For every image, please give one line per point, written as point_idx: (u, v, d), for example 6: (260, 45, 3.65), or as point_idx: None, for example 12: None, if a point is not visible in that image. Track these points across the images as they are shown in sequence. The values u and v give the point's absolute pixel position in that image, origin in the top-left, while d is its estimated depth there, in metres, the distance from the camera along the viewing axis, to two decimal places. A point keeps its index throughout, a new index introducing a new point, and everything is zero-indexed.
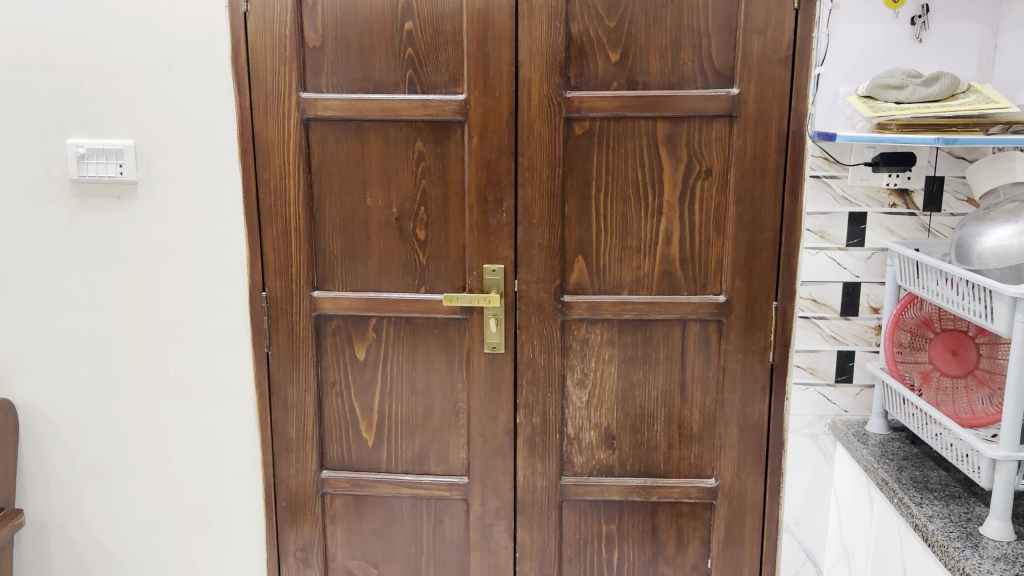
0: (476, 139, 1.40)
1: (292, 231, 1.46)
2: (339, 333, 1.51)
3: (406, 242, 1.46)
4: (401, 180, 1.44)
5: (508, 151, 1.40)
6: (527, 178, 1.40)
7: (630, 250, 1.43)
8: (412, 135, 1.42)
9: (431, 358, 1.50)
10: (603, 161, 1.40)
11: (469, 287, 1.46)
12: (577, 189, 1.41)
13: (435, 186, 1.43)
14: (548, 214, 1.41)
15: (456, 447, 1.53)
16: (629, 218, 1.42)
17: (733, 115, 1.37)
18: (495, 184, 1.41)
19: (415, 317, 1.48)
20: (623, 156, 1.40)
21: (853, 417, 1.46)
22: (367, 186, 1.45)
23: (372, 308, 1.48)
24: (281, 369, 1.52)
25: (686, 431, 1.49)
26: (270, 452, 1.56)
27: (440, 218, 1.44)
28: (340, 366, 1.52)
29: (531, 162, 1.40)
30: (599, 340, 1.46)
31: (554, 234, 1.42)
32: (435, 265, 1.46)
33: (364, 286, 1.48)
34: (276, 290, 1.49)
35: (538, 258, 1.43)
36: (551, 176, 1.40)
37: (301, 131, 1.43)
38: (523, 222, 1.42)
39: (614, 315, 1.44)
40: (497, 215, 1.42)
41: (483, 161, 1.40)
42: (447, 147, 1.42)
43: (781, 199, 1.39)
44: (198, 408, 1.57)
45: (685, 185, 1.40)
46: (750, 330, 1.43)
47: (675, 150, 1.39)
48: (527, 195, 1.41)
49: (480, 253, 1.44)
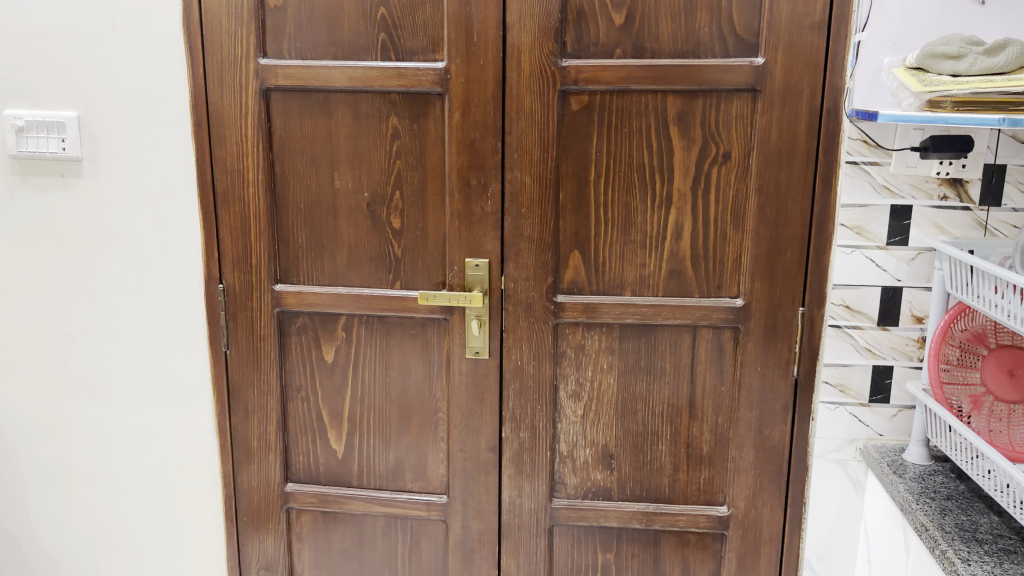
0: (458, 114, 1.22)
1: (251, 216, 1.30)
2: (304, 332, 1.34)
3: (380, 231, 1.28)
4: (374, 160, 1.26)
5: (495, 129, 1.21)
6: (515, 160, 1.22)
7: (633, 244, 1.24)
8: (385, 108, 1.24)
9: (407, 363, 1.33)
10: (604, 141, 1.21)
11: (450, 284, 1.28)
12: (573, 174, 1.23)
13: (412, 168, 1.26)
14: (539, 202, 1.23)
15: (434, 462, 1.36)
16: (633, 208, 1.23)
17: (756, 89, 1.17)
18: (479, 166, 1.23)
19: (388, 316, 1.31)
20: (626, 137, 1.21)
21: (888, 442, 1.26)
22: (335, 167, 1.27)
23: (341, 305, 1.31)
24: (242, 370, 1.36)
25: (694, 452, 1.30)
26: (230, 460, 1.40)
27: (417, 204, 1.27)
28: (306, 368, 1.35)
29: (521, 142, 1.21)
30: (597, 347, 1.28)
31: (546, 225, 1.24)
32: (411, 258, 1.29)
33: (332, 280, 1.31)
34: (235, 282, 1.33)
35: (528, 251, 1.25)
36: (543, 157, 1.21)
37: (261, 103, 1.26)
38: (511, 210, 1.24)
39: (614, 319, 1.25)
40: (481, 202, 1.24)
41: (466, 140, 1.22)
42: (425, 124, 1.24)
43: (811, 188, 1.19)
44: (153, 410, 1.42)
45: (698, 171, 1.21)
46: (772, 339, 1.24)
47: (687, 130, 1.19)
48: (515, 180, 1.23)
49: (463, 245, 1.26)
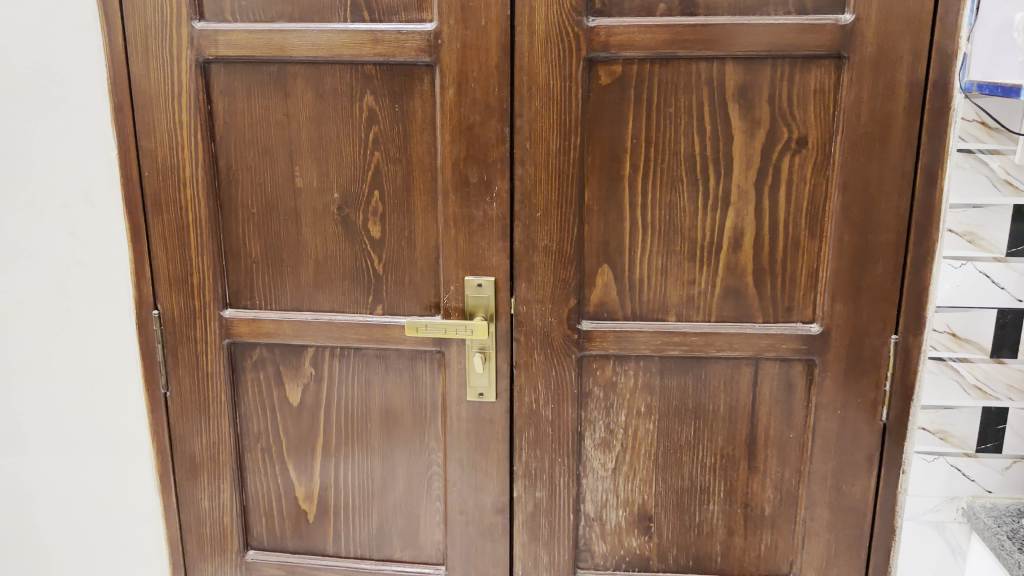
0: (452, 91, 0.94)
1: (190, 225, 1.02)
2: (262, 366, 1.07)
3: (353, 242, 1.01)
4: (344, 152, 0.98)
5: (500, 111, 0.93)
6: (527, 151, 0.94)
7: (677, 257, 0.97)
8: (357, 85, 0.96)
9: (392, 405, 1.06)
10: (642, 125, 0.93)
11: (444, 308, 1.01)
12: (601, 166, 0.95)
13: (394, 162, 0.98)
14: (558, 204, 0.96)
15: (427, 526, 1.10)
16: (678, 210, 0.95)
17: (841, 56, 0.90)
18: (480, 159, 0.95)
19: (367, 348, 1.04)
20: (669, 120, 0.93)
21: (999, 500, 1.00)
22: (294, 160, 0.99)
23: (307, 335, 1.03)
24: (187, 415, 1.10)
25: (753, 513, 1.04)
26: (176, 525, 1.14)
27: (401, 208, 0.99)
28: (266, 412, 1.09)
29: (534, 127, 0.94)
30: (631, 386, 1.01)
31: (566, 233, 0.96)
32: (395, 276, 1.01)
33: (295, 304, 1.04)
34: (174, 307, 1.05)
35: (544, 267, 0.98)
36: (562, 147, 0.94)
37: (197, 80, 0.98)
38: (522, 215, 0.96)
39: (654, 351, 0.99)
40: (483, 205, 0.96)
41: (463, 125, 0.94)
42: (408, 105, 0.96)
43: (911, 184, 0.92)
44: (79, 463, 1.15)
45: (764, 162, 0.93)
46: (855, 375, 0.98)
47: (749, 109, 0.92)
48: (527, 176, 0.95)
49: (460, 260, 0.99)
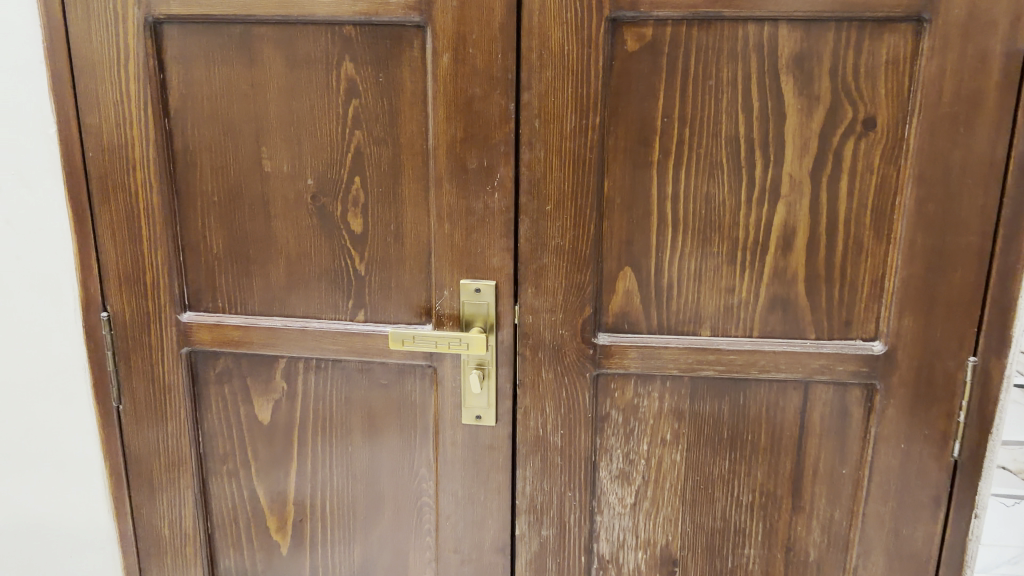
0: (447, 59, 0.78)
1: (142, 215, 0.87)
2: (228, 379, 0.92)
3: (330, 236, 0.85)
4: (319, 131, 0.83)
5: (505, 83, 0.78)
6: (537, 132, 0.79)
7: (714, 261, 0.81)
8: (334, 50, 0.80)
9: (377, 426, 0.91)
10: (675, 101, 0.77)
11: (437, 317, 0.86)
12: (625, 151, 0.79)
13: (378, 143, 0.82)
14: (572, 195, 0.80)
15: (417, 564, 0.95)
16: (716, 204, 0.80)
17: (922, 18, 0.73)
18: (480, 141, 0.79)
19: (348, 360, 0.89)
20: (708, 96, 0.77)
21: None
22: (261, 140, 0.84)
23: (277, 345, 0.89)
24: (143, 432, 0.95)
25: (796, 560, 0.89)
26: (132, 554, 1.00)
27: (387, 198, 0.84)
28: (233, 430, 0.94)
29: (545, 103, 0.78)
30: (656, 411, 0.86)
31: (582, 231, 0.81)
32: (380, 277, 0.86)
33: (264, 309, 0.89)
34: (126, 309, 0.91)
35: (554, 270, 0.82)
36: (579, 128, 0.78)
37: (147, 43, 0.82)
38: (529, 209, 0.81)
39: (684, 371, 0.83)
40: (484, 196, 0.81)
41: (461, 100, 0.79)
42: (395, 75, 0.80)
43: (1002, 176, 0.76)
44: (25, 482, 1.02)
45: (822, 148, 0.77)
46: (923, 403, 0.82)
47: (806, 83, 0.76)
48: (536, 162, 0.79)
49: (457, 260, 0.83)
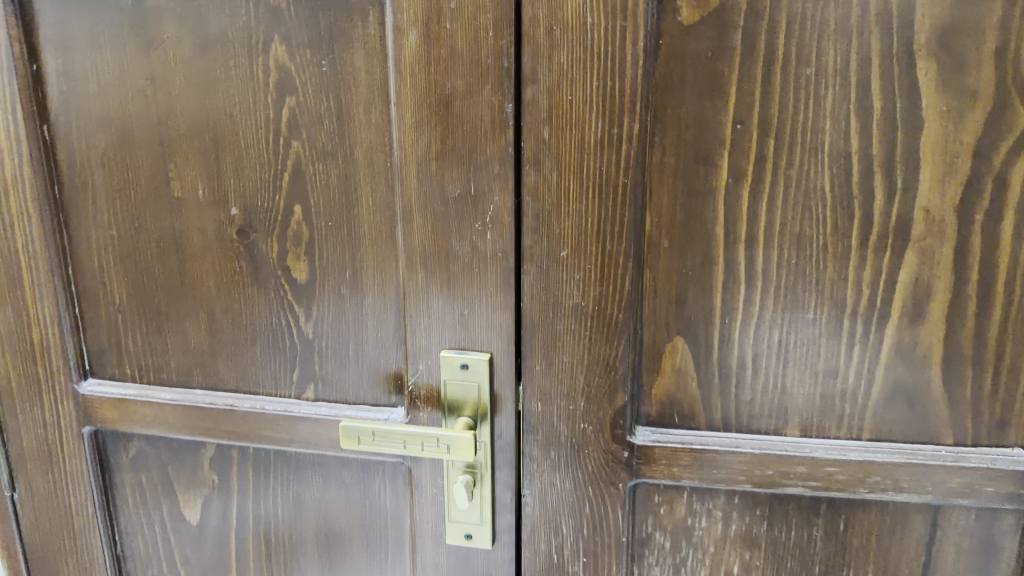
0: (416, 39, 0.54)
1: (21, 254, 0.65)
2: (146, 466, 0.70)
3: (264, 286, 0.62)
4: (244, 141, 0.59)
5: (497, 74, 0.53)
6: (546, 144, 0.54)
7: (807, 331, 0.56)
8: (259, 27, 0.56)
9: (335, 537, 0.67)
10: (752, 99, 0.52)
11: (410, 398, 0.62)
12: (677, 171, 0.54)
13: (324, 159, 0.58)
14: (598, 236, 0.55)
15: None
16: (811, 251, 0.54)
17: None
18: (465, 157, 0.55)
19: (295, 451, 0.66)
20: (802, 90, 0.51)
21: None
22: (169, 154, 0.61)
23: (202, 428, 0.66)
24: (43, 528, 0.74)
25: None
26: None
27: (339, 236, 0.60)
28: (155, 530, 0.72)
29: (558, 102, 0.53)
30: (718, 536, 0.61)
31: (613, 288, 0.56)
32: (332, 343, 0.62)
33: (186, 379, 0.66)
34: (10, 374, 0.69)
35: (572, 341, 0.57)
36: (608, 138, 0.53)
37: (12, 21, 0.60)
38: (536, 255, 0.56)
39: (759, 485, 0.58)
40: (472, 235, 0.57)
41: (436, 98, 0.54)
42: (344, 61, 0.56)
43: None
44: None
45: (977, 169, 0.51)
46: None
47: (957, 72, 0.50)
48: (546, 188, 0.55)
49: (436, 323, 0.59)
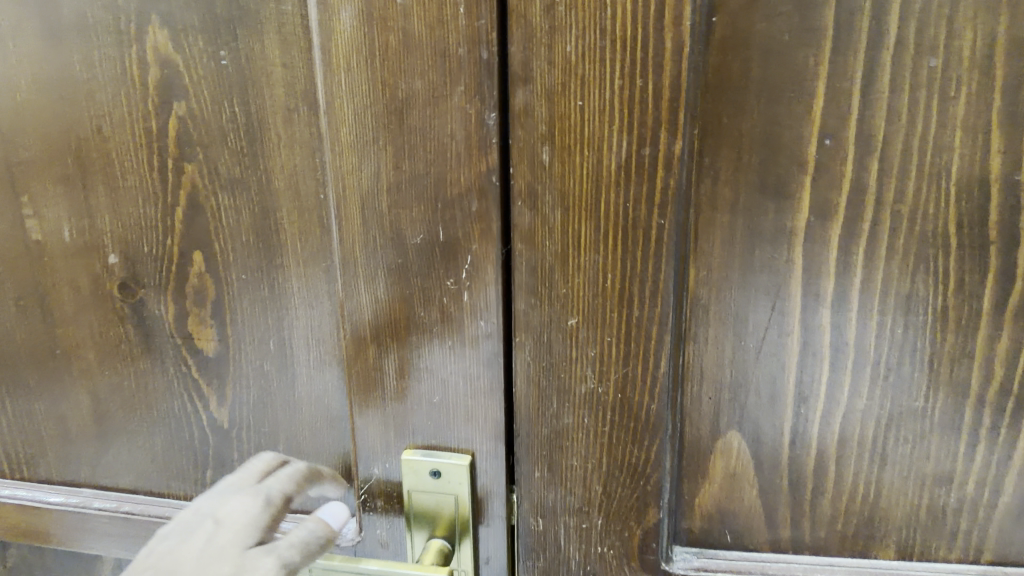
0: (353, 19, 0.36)
1: None
2: (38, 575, 0.56)
3: (161, 358, 0.46)
4: (122, 164, 0.43)
5: (473, 72, 0.36)
6: (546, 172, 0.37)
7: (912, 425, 0.40)
8: (127, 4, 0.39)
9: None
10: (848, 104, 0.36)
11: (363, 509, 0.46)
12: (737, 208, 0.38)
13: (232, 190, 0.41)
14: (620, 299, 0.39)
15: None
16: (924, 318, 0.38)
17: None
18: (428, 190, 0.39)
19: None
20: (922, 90, 0.35)
21: None
22: (22, 182, 0.45)
23: (95, 538, 0.51)
24: None
25: None
26: None
27: (256, 296, 0.43)
28: None
29: (562, 112, 0.36)
30: None
31: (642, 370, 0.40)
32: (257, 433, 0.46)
33: (69, 474, 0.51)
34: None
35: (585, 440, 0.41)
36: (636, 163, 0.36)
37: None
38: (533, 325, 0.40)
39: None
40: (442, 297, 0.40)
41: (384, 106, 0.38)
42: (251, 52, 0.39)
43: None
44: None
45: None
46: None
47: None
48: (546, 233, 0.38)
49: (394, 416, 0.43)
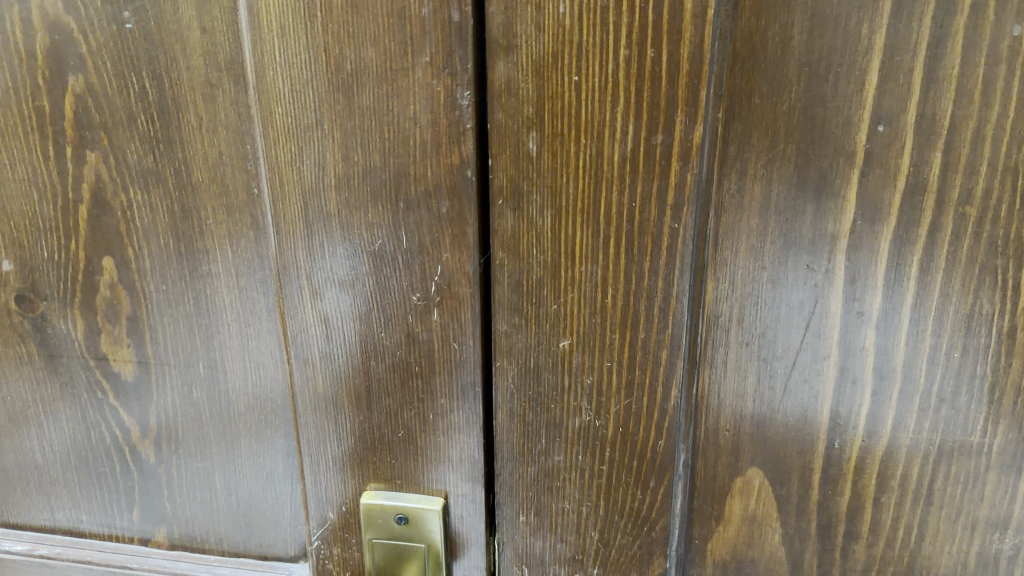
0: None
1: None
2: None
3: (70, 382, 0.42)
4: (9, 151, 0.38)
5: (440, 37, 0.29)
6: (534, 165, 0.30)
7: (967, 464, 0.33)
8: None
9: None
10: (910, 80, 0.28)
11: (317, 563, 0.40)
12: (767, 209, 0.31)
13: (143, 182, 0.37)
14: (622, 318, 0.32)
15: None
16: (987, 340, 0.31)
17: None
18: (387, 186, 0.32)
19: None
20: (1002, 64, 0.28)
21: None
22: None
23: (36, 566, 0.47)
24: None
25: None
26: None
27: (175, 308, 0.40)
28: None
29: (555, 89, 0.29)
30: None
31: (648, 402, 0.33)
32: (194, 448, 0.43)
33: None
34: None
35: (579, 481, 0.35)
36: (645, 154, 0.29)
37: None
38: (517, 348, 0.33)
39: None
40: (407, 315, 0.33)
41: (328, 81, 0.31)
42: (161, 13, 0.34)
43: None
44: None
45: None
46: None
47: None
48: (534, 239, 0.32)
49: (350, 449, 0.37)
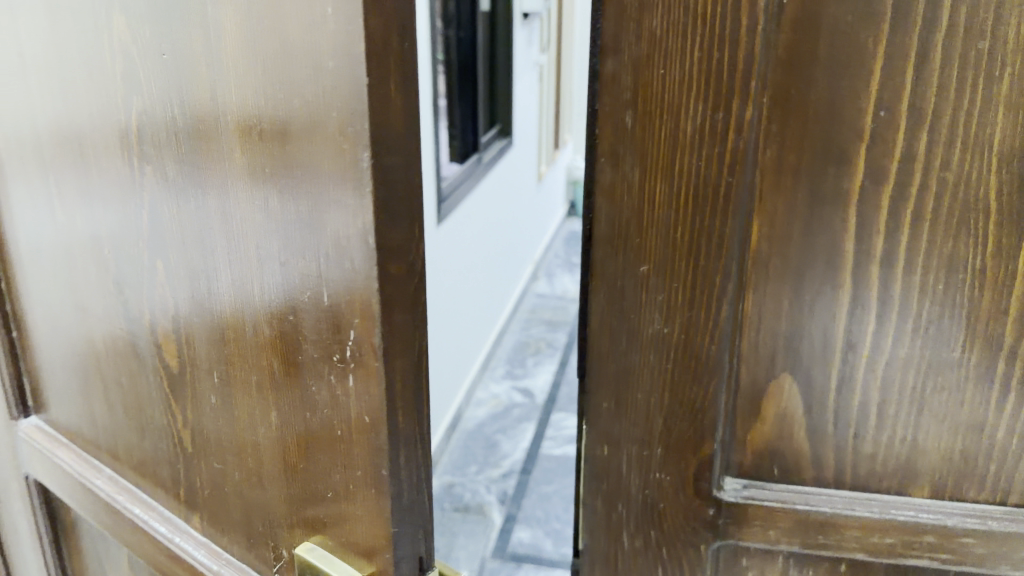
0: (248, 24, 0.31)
1: None
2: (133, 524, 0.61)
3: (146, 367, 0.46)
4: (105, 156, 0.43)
5: (345, 93, 0.29)
6: (629, 134, 0.43)
7: (950, 374, 0.44)
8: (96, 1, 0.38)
9: None
10: (904, 80, 0.40)
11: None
12: (797, 171, 0.42)
13: (174, 202, 0.39)
14: (687, 250, 0.44)
15: None
16: (964, 274, 0.42)
17: None
18: (318, 236, 0.32)
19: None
20: (970, 69, 0.39)
21: None
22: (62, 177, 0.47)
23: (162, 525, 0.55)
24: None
25: None
26: None
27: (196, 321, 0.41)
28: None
29: (647, 79, 0.42)
30: None
31: (703, 316, 0.45)
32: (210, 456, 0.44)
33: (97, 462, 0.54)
34: None
35: (650, 375, 0.47)
36: (709, 127, 0.41)
37: None
38: (608, 272, 0.46)
39: (872, 554, 0.47)
40: (333, 368, 0.34)
41: (272, 123, 0.32)
42: (178, 45, 0.35)
43: None
44: None
45: None
46: None
47: None
48: (625, 190, 0.44)
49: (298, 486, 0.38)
